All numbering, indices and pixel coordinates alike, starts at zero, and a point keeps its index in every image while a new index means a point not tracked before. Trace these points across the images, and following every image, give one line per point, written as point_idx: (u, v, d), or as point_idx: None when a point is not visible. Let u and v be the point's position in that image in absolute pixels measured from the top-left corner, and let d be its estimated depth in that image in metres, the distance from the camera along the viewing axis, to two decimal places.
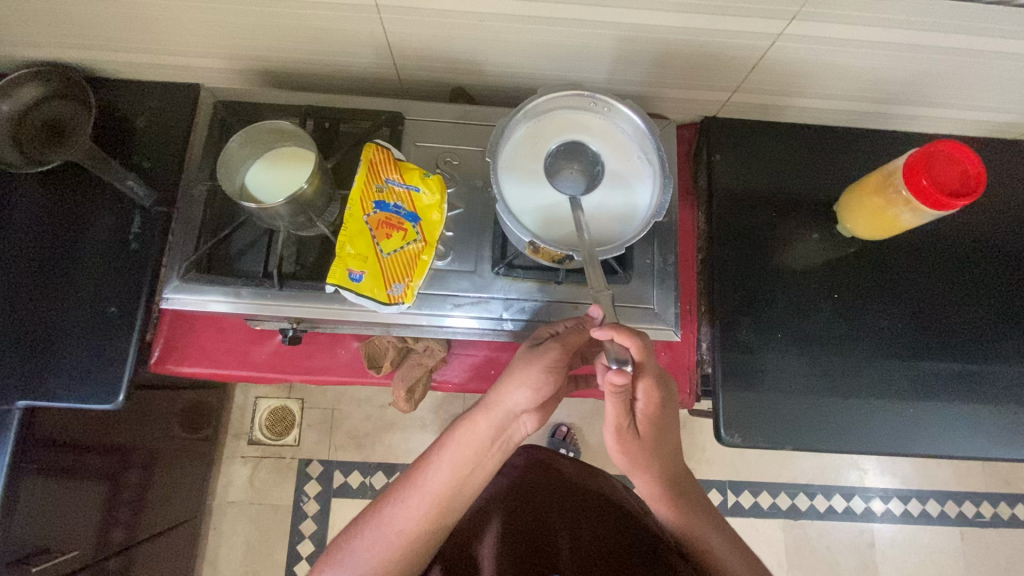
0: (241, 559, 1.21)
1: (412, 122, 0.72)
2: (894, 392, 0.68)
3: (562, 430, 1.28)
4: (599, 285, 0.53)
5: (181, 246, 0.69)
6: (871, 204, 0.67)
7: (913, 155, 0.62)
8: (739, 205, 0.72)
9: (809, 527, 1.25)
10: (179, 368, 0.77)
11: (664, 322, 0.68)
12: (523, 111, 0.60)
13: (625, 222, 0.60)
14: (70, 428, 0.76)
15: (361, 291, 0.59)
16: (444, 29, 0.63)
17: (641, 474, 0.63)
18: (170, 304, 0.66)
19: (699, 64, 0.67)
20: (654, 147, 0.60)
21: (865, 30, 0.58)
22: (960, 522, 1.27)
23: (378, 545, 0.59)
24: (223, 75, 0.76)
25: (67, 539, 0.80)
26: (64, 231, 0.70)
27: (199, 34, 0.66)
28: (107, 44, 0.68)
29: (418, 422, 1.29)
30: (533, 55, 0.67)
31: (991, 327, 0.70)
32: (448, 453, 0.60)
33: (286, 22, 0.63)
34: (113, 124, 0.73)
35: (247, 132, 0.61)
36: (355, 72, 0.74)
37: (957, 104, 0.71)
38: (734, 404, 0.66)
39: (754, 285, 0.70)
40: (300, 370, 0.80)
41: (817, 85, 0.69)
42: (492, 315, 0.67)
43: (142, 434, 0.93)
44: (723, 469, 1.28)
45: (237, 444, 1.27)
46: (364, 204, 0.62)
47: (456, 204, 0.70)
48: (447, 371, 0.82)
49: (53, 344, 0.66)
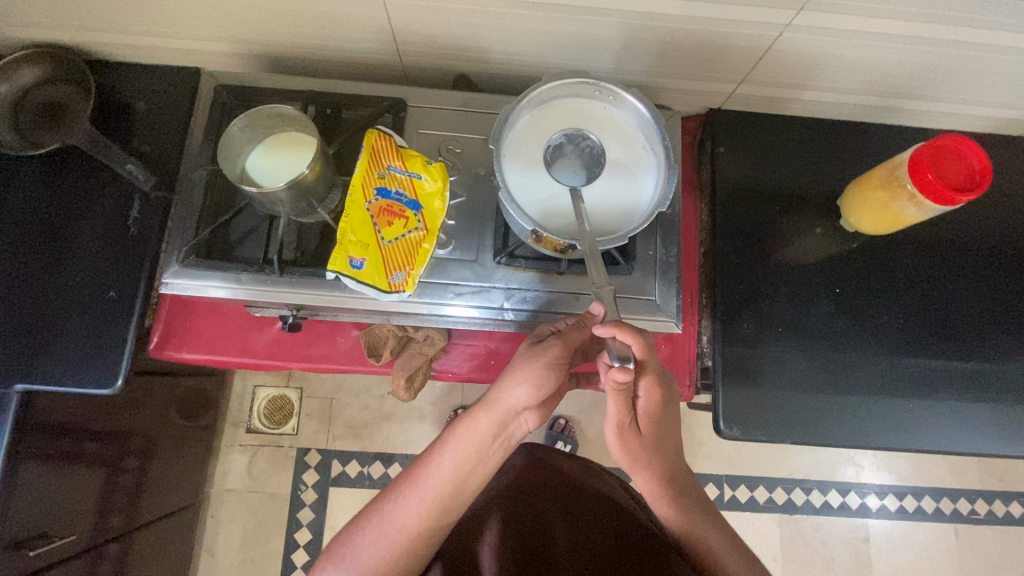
0: (239, 546, 1.22)
1: (414, 108, 0.71)
2: (894, 388, 0.68)
3: (561, 423, 1.28)
4: (601, 280, 0.53)
5: (181, 230, 0.67)
6: (876, 199, 0.66)
7: (919, 150, 0.61)
8: (742, 199, 0.72)
9: (804, 522, 1.26)
10: (178, 354, 0.77)
11: (665, 314, 0.67)
12: (528, 98, 0.59)
13: (627, 213, 0.59)
14: (68, 413, 0.76)
15: (361, 279, 0.59)
16: (448, 14, 0.62)
17: (642, 472, 0.64)
18: (169, 289, 0.65)
19: (706, 54, 0.66)
20: (659, 136, 0.60)
21: (873, 22, 0.57)
22: (954, 519, 1.27)
23: (379, 542, 0.59)
24: (224, 60, 0.75)
25: (65, 524, 0.80)
26: (62, 214, 0.69)
27: (201, 17, 0.66)
28: (108, 26, 0.68)
29: (416, 412, 1.29)
30: (537, 42, 0.66)
31: (992, 325, 0.70)
32: (449, 450, 0.60)
33: (288, 6, 0.62)
34: (114, 107, 0.72)
35: (248, 116, 0.60)
36: (358, 58, 0.73)
37: (965, 99, 0.71)
38: (734, 399, 0.66)
39: (755, 277, 0.70)
40: (300, 358, 0.80)
41: (825, 77, 0.69)
42: (492, 304, 0.66)
43: (141, 420, 0.93)
44: (719, 463, 1.28)
45: (236, 433, 1.27)
46: (365, 190, 0.61)
47: (457, 193, 0.69)
48: (447, 361, 0.82)
49: (52, 329, 0.66)
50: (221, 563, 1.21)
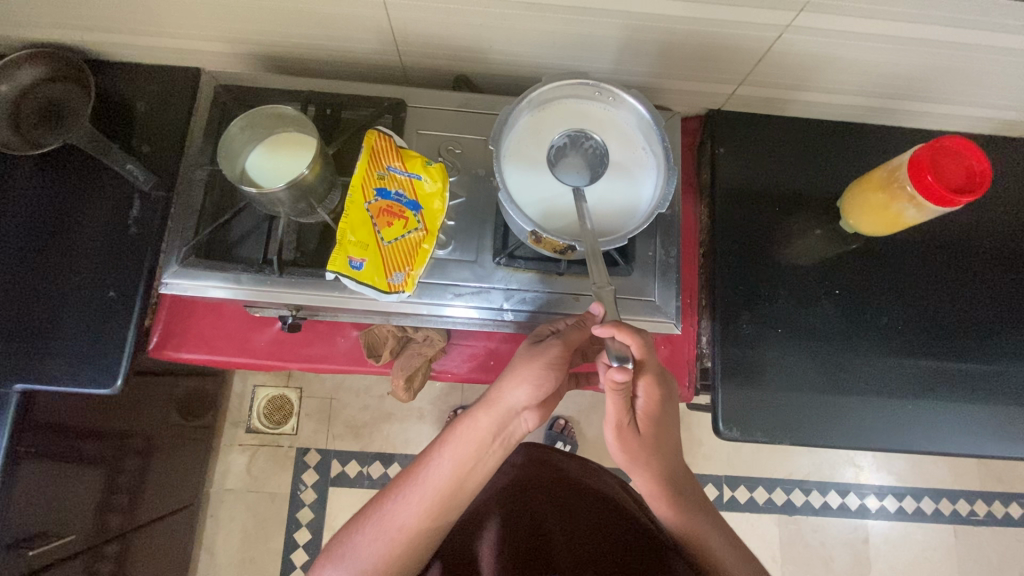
0: (238, 546, 1.22)
1: (414, 109, 0.71)
2: (893, 389, 0.68)
3: (561, 423, 1.28)
4: (601, 281, 0.53)
5: (180, 230, 0.67)
6: (876, 200, 0.66)
7: (919, 150, 0.61)
8: (742, 200, 0.72)
9: (804, 523, 1.26)
10: (178, 354, 0.77)
11: (665, 314, 0.67)
12: (528, 99, 0.59)
13: (627, 214, 0.59)
14: (68, 413, 0.76)
15: (361, 279, 0.59)
16: (448, 14, 0.62)
17: (641, 472, 0.64)
18: (168, 289, 0.65)
19: (706, 55, 0.66)
20: (659, 138, 0.60)
21: (873, 23, 0.57)
22: (954, 520, 1.27)
23: (378, 541, 0.59)
24: (224, 60, 0.75)
25: (65, 524, 0.80)
26: (61, 214, 0.69)
27: (201, 17, 0.66)
28: (108, 26, 0.68)
29: (416, 412, 1.29)
30: (538, 42, 0.66)
31: (992, 326, 0.70)
32: (448, 450, 0.60)
33: (288, 6, 0.62)
34: (114, 107, 0.72)
35: (247, 116, 0.60)
36: (357, 58, 0.73)
37: (965, 100, 0.71)
38: (734, 400, 0.66)
39: (755, 278, 0.70)
40: (300, 358, 0.80)
41: (825, 79, 0.69)
42: (492, 305, 0.67)
43: (140, 420, 0.93)
44: (719, 464, 1.28)
45: (235, 432, 1.27)
46: (365, 190, 0.61)
47: (457, 193, 0.69)
48: (447, 361, 0.82)
49: (52, 329, 0.66)
50: (220, 563, 1.21)
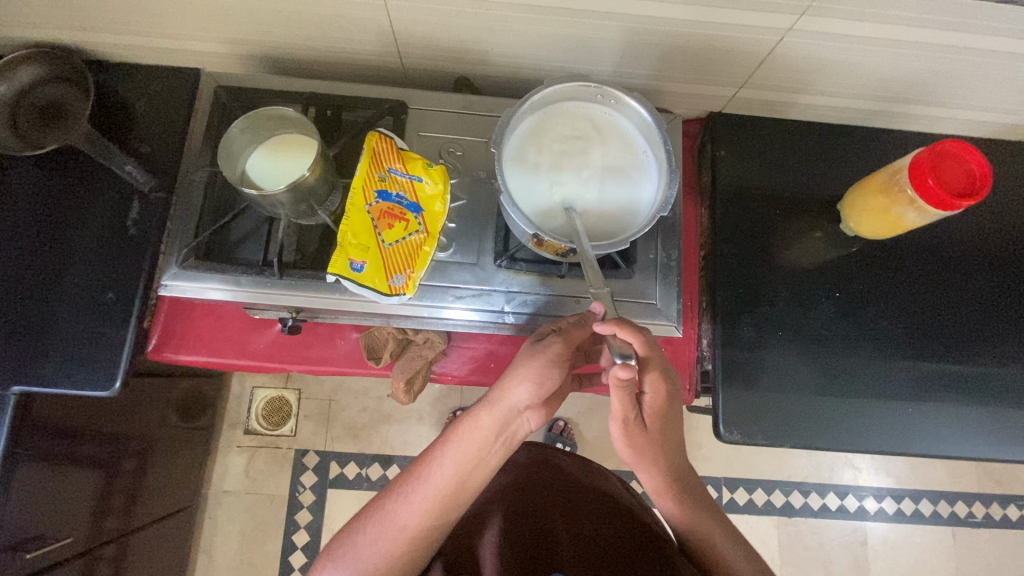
0: (236, 548, 1.21)
1: (415, 111, 0.71)
2: (894, 392, 0.68)
3: (560, 425, 1.28)
4: (597, 283, 0.52)
5: (180, 232, 0.67)
6: (877, 203, 0.66)
7: (921, 153, 0.61)
8: (743, 203, 0.72)
9: (803, 525, 1.26)
10: (176, 356, 0.77)
11: (666, 318, 0.67)
12: (529, 103, 0.59)
13: (626, 216, 0.59)
14: (66, 415, 0.76)
15: (361, 282, 0.59)
16: (449, 16, 0.62)
17: (647, 468, 0.64)
18: (168, 291, 0.65)
19: (707, 57, 0.66)
20: (659, 139, 0.59)
21: (873, 27, 0.57)
22: (952, 522, 1.27)
23: (381, 540, 0.59)
24: (224, 61, 0.75)
25: (61, 527, 0.79)
26: (59, 215, 0.69)
27: (201, 18, 0.65)
28: (108, 26, 0.67)
29: (415, 414, 1.29)
30: (539, 45, 0.66)
31: (991, 330, 0.70)
32: (450, 448, 0.60)
33: (289, 7, 0.62)
34: (113, 106, 0.72)
35: (249, 117, 0.60)
36: (358, 59, 0.73)
37: (965, 103, 0.71)
38: (735, 403, 0.66)
39: (755, 282, 0.70)
40: (299, 360, 0.80)
41: (826, 82, 0.69)
42: (493, 307, 0.66)
43: (138, 422, 0.93)
44: (718, 466, 1.28)
45: (234, 434, 1.26)
46: (366, 192, 0.61)
47: (457, 196, 0.69)
48: (447, 363, 0.82)
49: (49, 330, 0.66)
50: (217, 566, 1.20)
